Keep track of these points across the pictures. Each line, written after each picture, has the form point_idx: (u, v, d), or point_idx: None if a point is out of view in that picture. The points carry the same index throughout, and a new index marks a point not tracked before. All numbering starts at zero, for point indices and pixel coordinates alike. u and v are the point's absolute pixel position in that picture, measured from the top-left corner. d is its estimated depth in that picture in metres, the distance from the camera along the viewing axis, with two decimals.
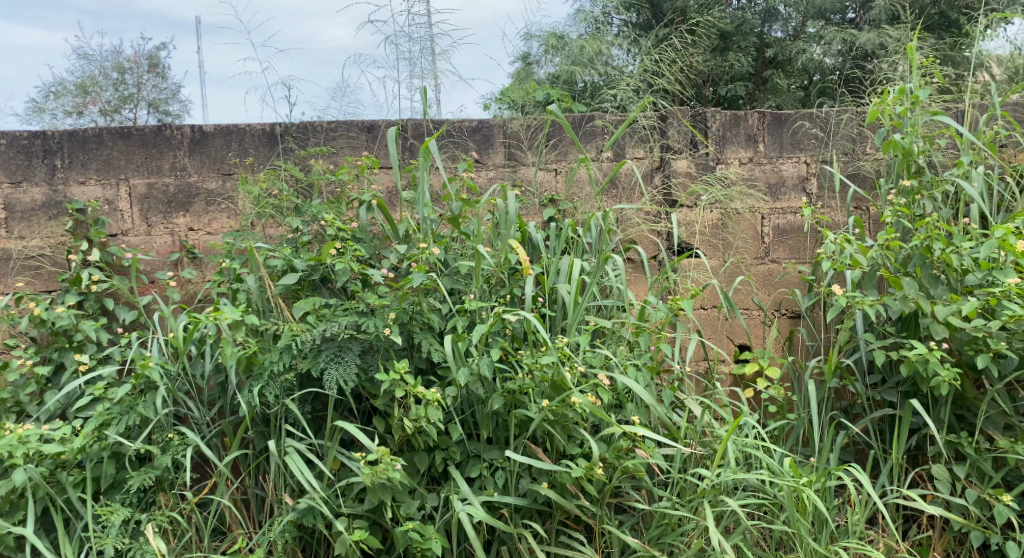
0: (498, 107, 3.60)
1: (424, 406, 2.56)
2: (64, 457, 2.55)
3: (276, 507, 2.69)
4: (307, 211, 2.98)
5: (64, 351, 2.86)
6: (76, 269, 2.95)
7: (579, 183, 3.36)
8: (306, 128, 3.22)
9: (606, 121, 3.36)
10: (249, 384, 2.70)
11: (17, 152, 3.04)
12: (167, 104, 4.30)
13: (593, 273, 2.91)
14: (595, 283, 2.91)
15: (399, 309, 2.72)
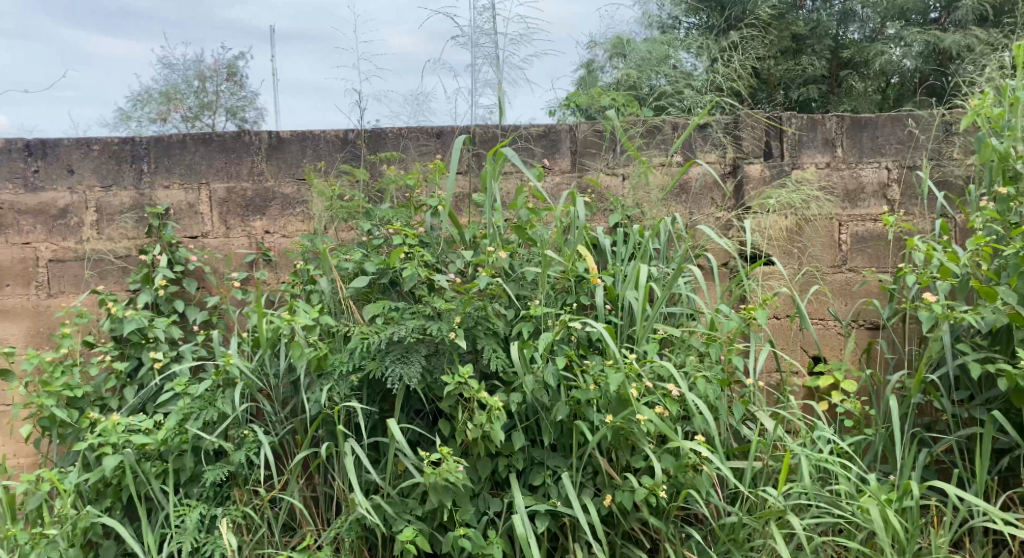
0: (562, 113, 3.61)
1: (486, 411, 2.57)
2: (149, 447, 2.64)
3: (344, 506, 2.73)
4: (378, 215, 3.04)
5: (143, 349, 2.96)
6: (149, 269, 3.06)
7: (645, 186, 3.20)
8: (377, 134, 3.27)
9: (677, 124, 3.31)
10: (320, 384, 2.76)
11: (108, 158, 3.16)
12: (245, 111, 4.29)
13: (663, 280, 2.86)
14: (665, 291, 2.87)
15: (465, 313, 2.74)
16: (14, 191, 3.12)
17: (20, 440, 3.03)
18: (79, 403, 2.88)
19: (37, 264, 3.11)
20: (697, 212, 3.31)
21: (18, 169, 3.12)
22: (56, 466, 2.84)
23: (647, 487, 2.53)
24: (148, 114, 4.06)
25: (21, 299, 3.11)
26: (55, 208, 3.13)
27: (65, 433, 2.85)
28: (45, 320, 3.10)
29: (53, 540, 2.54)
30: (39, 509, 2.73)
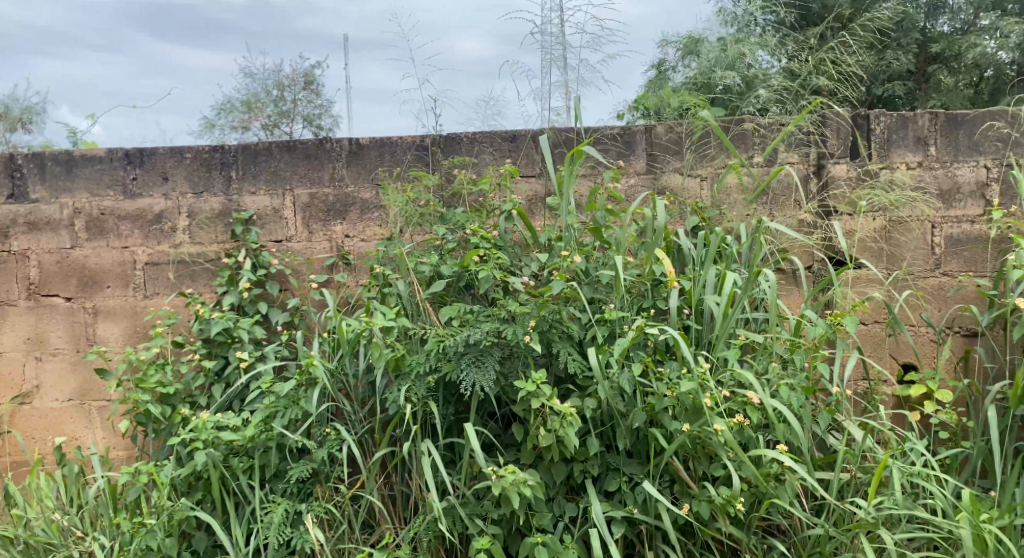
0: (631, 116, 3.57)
1: (559, 417, 2.54)
2: (237, 443, 2.71)
3: (421, 506, 2.74)
4: (453, 220, 3.07)
5: (229, 348, 3.06)
6: (234, 272, 3.15)
7: (727, 190, 3.22)
8: (453, 139, 3.30)
9: (760, 124, 3.22)
10: (398, 386, 2.78)
11: (199, 165, 3.26)
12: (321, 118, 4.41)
13: (745, 285, 2.77)
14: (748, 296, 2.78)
15: (539, 316, 2.71)
16: (113, 198, 3.23)
17: (118, 434, 3.15)
18: (171, 399, 2.99)
19: (134, 266, 3.22)
20: (778, 215, 3.22)
21: (117, 177, 3.23)
22: (152, 460, 2.96)
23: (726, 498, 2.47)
24: (231, 122, 4.11)
25: (119, 300, 3.22)
26: (150, 214, 3.24)
27: (159, 428, 2.96)
28: (141, 321, 3.21)
29: (151, 529, 2.64)
30: (137, 500, 2.84)
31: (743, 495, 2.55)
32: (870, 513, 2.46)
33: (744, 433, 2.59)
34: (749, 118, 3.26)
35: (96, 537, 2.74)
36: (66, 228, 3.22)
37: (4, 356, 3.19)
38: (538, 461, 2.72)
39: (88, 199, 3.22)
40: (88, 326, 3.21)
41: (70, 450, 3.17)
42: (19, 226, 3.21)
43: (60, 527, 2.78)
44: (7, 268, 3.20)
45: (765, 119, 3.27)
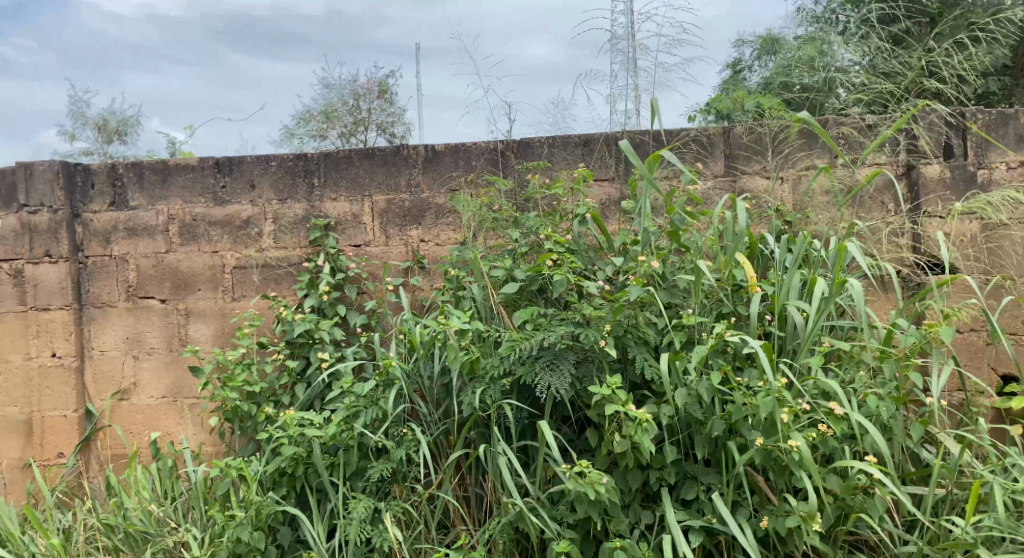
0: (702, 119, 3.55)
1: (635, 423, 2.54)
2: (320, 440, 2.81)
3: (496, 509, 2.78)
4: (525, 224, 3.09)
5: (310, 348, 3.16)
6: (314, 275, 3.26)
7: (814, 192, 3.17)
8: (528, 144, 3.33)
9: (850, 125, 3.15)
10: (472, 388, 2.80)
11: (284, 173, 3.37)
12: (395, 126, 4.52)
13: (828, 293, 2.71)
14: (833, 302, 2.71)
15: (615, 321, 2.71)
16: (204, 204, 3.38)
17: (208, 431, 3.30)
18: (256, 397, 3.12)
19: (223, 269, 3.37)
20: (867, 218, 3.14)
21: (208, 184, 3.38)
22: (239, 456, 3.08)
23: (809, 512, 2.42)
24: (309, 131, 4.36)
25: (209, 302, 3.36)
26: (238, 219, 3.38)
27: (246, 425, 3.09)
28: (229, 321, 3.35)
29: (239, 522, 2.75)
30: (226, 493, 2.97)
31: (827, 509, 2.50)
32: (968, 532, 2.40)
33: (829, 445, 2.54)
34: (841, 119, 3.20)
35: (187, 529, 2.88)
36: (161, 233, 3.37)
37: (104, 354, 3.36)
38: (614, 467, 2.71)
39: (181, 206, 3.37)
40: (180, 326, 3.36)
41: (164, 444, 3.33)
42: (118, 231, 3.37)
43: (155, 518, 2.93)
44: (108, 271, 3.37)
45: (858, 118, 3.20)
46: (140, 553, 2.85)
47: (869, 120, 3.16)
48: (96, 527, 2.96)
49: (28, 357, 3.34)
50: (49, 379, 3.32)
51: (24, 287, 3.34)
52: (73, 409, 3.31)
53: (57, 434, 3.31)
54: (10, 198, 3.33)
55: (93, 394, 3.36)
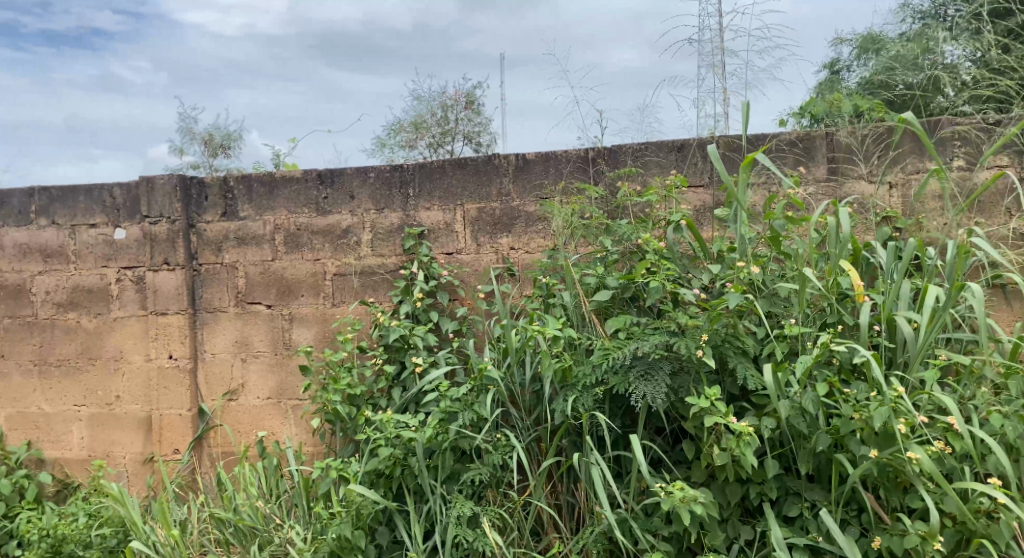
0: (796, 123, 3.48)
1: (735, 436, 2.51)
2: (418, 443, 2.90)
3: (589, 518, 2.79)
4: (618, 231, 3.09)
5: (405, 353, 3.26)
6: (409, 282, 3.37)
7: (926, 198, 3.08)
8: (618, 150, 3.34)
9: (965, 126, 3.02)
10: (564, 395, 2.82)
11: (381, 184, 3.49)
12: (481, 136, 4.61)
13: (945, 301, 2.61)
14: (948, 311, 2.61)
15: (712, 330, 2.68)
16: (307, 214, 3.52)
17: (309, 431, 3.44)
18: (356, 400, 3.23)
19: (324, 277, 3.50)
20: (987, 224, 3.01)
21: (311, 196, 3.52)
22: (339, 456, 3.20)
23: (927, 534, 2.35)
24: (399, 141, 4.48)
25: (312, 308, 3.50)
26: (339, 229, 3.51)
27: (346, 426, 3.21)
28: (330, 326, 3.48)
29: (342, 520, 2.85)
30: (328, 492, 3.09)
31: (945, 532, 2.42)
32: None
33: (946, 463, 2.47)
34: (952, 119, 3.07)
35: (292, 526, 3.01)
36: (268, 242, 3.54)
37: (216, 357, 3.55)
38: (711, 480, 2.68)
39: (287, 216, 3.53)
40: (284, 330, 3.52)
41: (269, 444, 3.49)
42: (229, 241, 3.56)
43: (262, 514, 3.07)
44: (220, 278, 3.56)
45: (972, 119, 3.07)
46: (248, 547, 2.99)
47: (988, 120, 3.03)
48: (209, 520, 3.13)
49: (148, 358, 3.55)
50: (166, 380, 3.53)
51: (145, 293, 3.56)
52: (188, 408, 3.51)
53: (173, 431, 3.51)
54: (133, 210, 3.56)
55: (206, 394, 3.55)
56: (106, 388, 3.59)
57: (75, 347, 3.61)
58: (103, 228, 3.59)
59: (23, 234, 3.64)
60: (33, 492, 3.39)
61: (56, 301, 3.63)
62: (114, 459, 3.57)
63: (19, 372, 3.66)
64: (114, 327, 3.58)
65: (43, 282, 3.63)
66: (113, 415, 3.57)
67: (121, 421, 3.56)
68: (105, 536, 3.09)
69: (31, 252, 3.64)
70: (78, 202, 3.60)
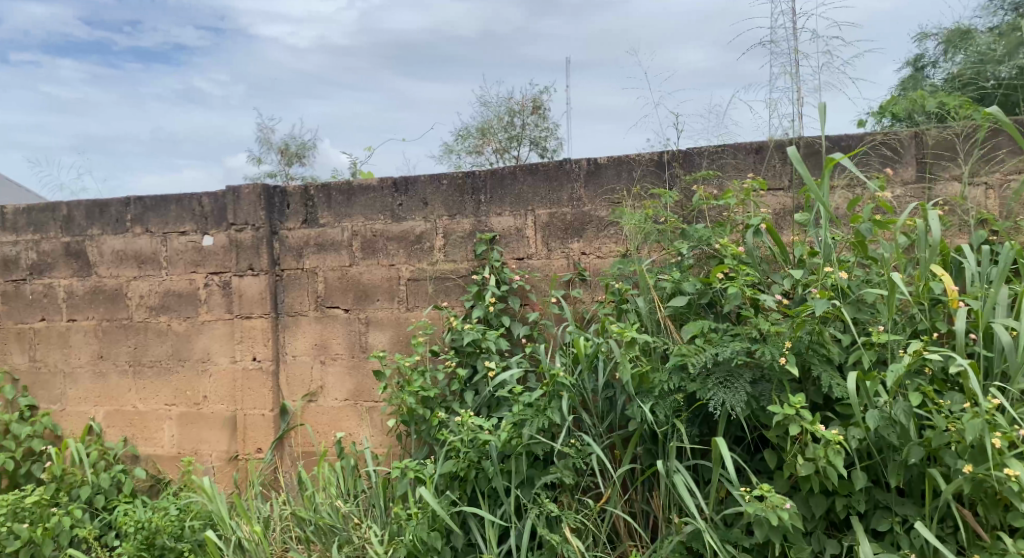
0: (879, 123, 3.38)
1: (823, 445, 2.46)
2: (493, 447, 2.91)
3: (666, 527, 2.76)
4: (693, 236, 3.05)
5: (477, 357, 3.29)
6: (481, 287, 3.40)
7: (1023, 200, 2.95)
8: (693, 154, 3.30)
9: None
10: (640, 401, 2.78)
11: (453, 190, 3.53)
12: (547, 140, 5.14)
13: None
14: None
15: (796, 337, 2.62)
16: (383, 221, 3.59)
17: (385, 433, 3.50)
18: (430, 403, 3.27)
19: (399, 282, 3.56)
20: None
21: (387, 203, 3.59)
22: (414, 459, 3.25)
23: None
24: (467, 147, 4.70)
25: (387, 312, 3.57)
26: (412, 235, 3.56)
27: (420, 429, 3.26)
28: (404, 330, 3.54)
29: (419, 521, 2.89)
30: (404, 493, 3.13)
31: None
32: None
33: None
34: None
35: (370, 526, 3.07)
36: (346, 248, 3.62)
37: (296, 359, 3.64)
38: (795, 492, 2.63)
39: (363, 223, 3.60)
40: (360, 334, 3.59)
41: (347, 445, 3.56)
42: (309, 247, 3.65)
43: (342, 513, 3.12)
44: (300, 283, 3.65)
45: None
46: (328, 546, 3.06)
47: None
48: (290, 517, 3.22)
49: (233, 360, 3.67)
50: (250, 381, 3.64)
51: (231, 297, 3.68)
52: (270, 409, 3.61)
53: (256, 431, 3.62)
54: (220, 218, 3.69)
55: (286, 395, 3.65)
56: (194, 388, 3.73)
57: (166, 348, 3.76)
58: (192, 235, 3.73)
59: (119, 241, 3.81)
60: (129, 486, 3.55)
61: (148, 305, 3.78)
62: (202, 457, 3.70)
63: (115, 373, 3.82)
64: (202, 330, 3.72)
65: (137, 287, 3.79)
66: (201, 415, 3.71)
67: (208, 420, 3.69)
68: (195, 530, 3.22)
69: (126, 259, 3.80)
70: (169, 210, 3.75)
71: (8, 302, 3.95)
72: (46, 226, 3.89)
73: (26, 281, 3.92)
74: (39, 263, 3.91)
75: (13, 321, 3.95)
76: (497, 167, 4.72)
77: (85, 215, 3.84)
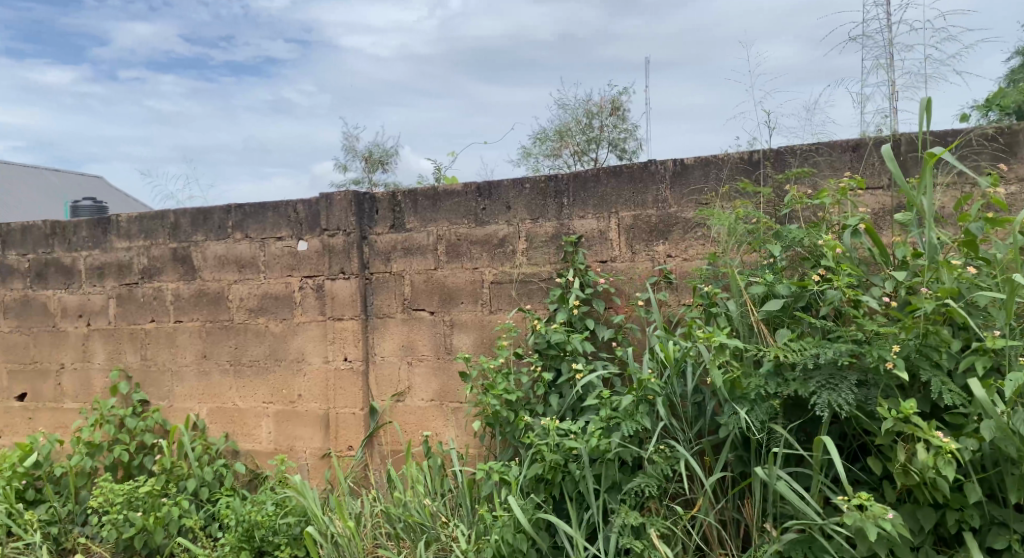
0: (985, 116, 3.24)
1: (934, 454, 2.39)
2: (579, 451, 2.92)
3: (760, 537, 2.71)
4: (786, 237, 2.99)
5: (561, 360, 3.31)
6: (565, 290, 3.41)
7: None
8: (783, 153, 3.24)
9: None
10: (734, 408, 2.73)
11: (537, 194, 3.56)
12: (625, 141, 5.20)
13: None
14: None
15: (904, 340, 2.55)
16: (467, 225, 3.65)
17: (471, 433, 3.56)
18: (515, 405, 3.30)
19: (483, 285, 3.62)
20: None
21: (471, 207, 3.65)
22: (500, 460, 3.30)
23: None
24: (546, 150, 4.75)
25: (471, 315, 3.63)
26: (496, 239, 3.61)
27: (505, 431, 3.29)
28: (489, 332, 3.60)
29: (504, 522, 2.93)
30: (491, 494, 3.18)
31: None
32: None
33: None
34: None
35: (457, 525, 3.12)
36: (431, 252, 3.70)
37: (385, 360, 3.74)
38: (902, 503, 2.56)
39: (448, 228, 3.68)
40: (445, 336, 3.66)
41: (434, 444, 3.64)
42: (396, 251, 3.75)
43: (430, 512, 3.19)
44: (388, 286, 3.76)
45: None
46: (416, 544, 3.13)
47: None
48: (381, 514, 3.31)
49: (326, 360, 3.80)
50: (341, 381, 3.76)
51: (324, 300, 3.81)
52: (360, 407, 3.72)
53: (347, 429, 3.74)
54: (314, 224, 3.83)
55: (376, 395, 3.76)
56: (290, 387, 3.87)
57: (264, 348, 3.92)
58: (288, 241, 3.88)
59: (221, 246, 4.00)
60: (230, 480, 3.72)
61: (248, 307, 3.96)
62: (297, 453, 3.84)
63: (217, 371, 4.01)
64: (297, 331, 3.86)
65: (237, 290, 3.97)
66: (296, 412, 3.85)
67: (303, 417, 3.83)
68: (290, 525, 3.33)
69: (228, 263, 3.99)
70: (267, 217, 3.91)
71: (122, 304, 4.19)
72: (156, 233, 4.11)
73: (138, 284, 4.15)
74: (149, 267, 4.13)
75: (126, 322, 4.19)
76: (575, 169, 4.74)
77: (191, 222, 4.05)
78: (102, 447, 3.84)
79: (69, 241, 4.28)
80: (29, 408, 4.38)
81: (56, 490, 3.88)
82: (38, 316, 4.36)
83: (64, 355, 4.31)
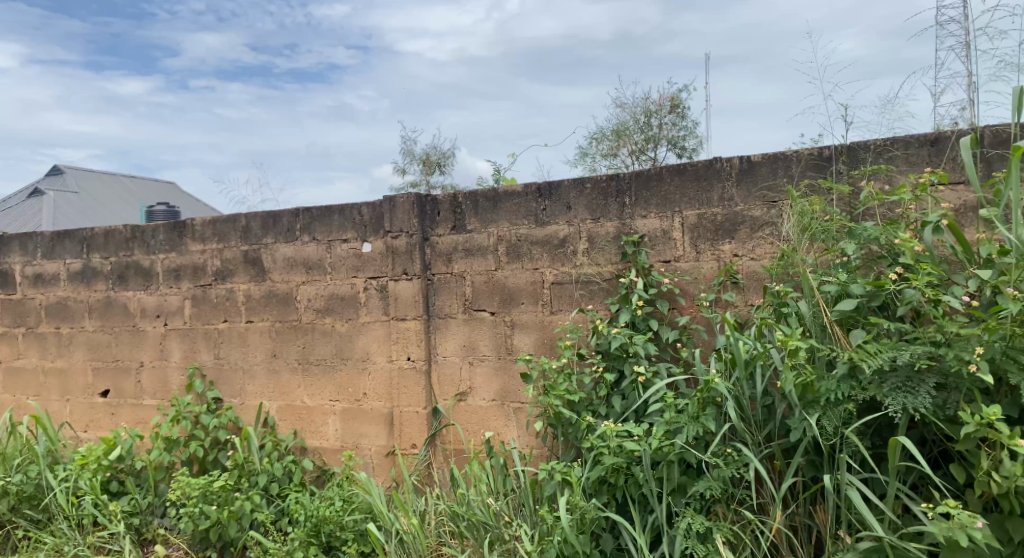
0: None
1: (1019, 463, 2.31)
2: (641, 453, 2.89)
3: (833, 544, 2.66)
4: (861, 234, 2.91)
5: (623, 361, 3.29)
6: (628, 290, 3.40)
7: None
8: (855, 149, 3.16)
9: None
10: (805, 412, 2.67)
11: (599, 194, 3.55)
12: (685, 139, 5.18)
13: None
14: None
15: (989, 342, 2.46)
16: (527, 226, 3.66)
17: (533, 434, 3.57)
18: (577, 406, 3.29)
19: (543, 285, 3.62)
20: None
21: (531, 208, 3.65)
22: (563, 461, 3.30)
23: None
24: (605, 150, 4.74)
25: (532, 315, 3.64)
26: (557, 239, 3.61)
27: (567, 432, 3.29)
28: (549, 333, 3.60)
29: (567, 523, 2.92)
30: (555, 494, 3.18)
31: None
32: None
33: None
34: None
35: (520, 525, 3.13)
36: (492, 253, 3.72)
37: (447, 360, 3.78)
38: (988, 513, 2.48)
39: (509, 229, 3.69)
40: (507, 336, 3.68)
41: (496, 444, 3.65)
42: (458, 252, 3.78)
43: (493, 511, 3.20)
44: (451, 287, 3.79)
45: None
46: (480, 543, 3.15)
47: None
48: (445, 513, 3.34)
49: (391, 359, 3.85)
50: (405, 380, 3.81)
51: (388, 301, 3.87)
52: (423, 407, 3.76)
53: (410, 427, 3.79)
54: (378, 226, 3.88)
55: (438, 395, 3.80)
56: (356, 385, 3.94)
57: (331, 348, 4.00)
58: (354, 243, 3.95)
59: (290, 248, 4.09)
60: (299, 476, 3.80)
61: (315, 307, 4.04)
62: (363, 450, 3.91)
63: (286, 370, 4.10)
64: (362, 330, 3.93)
65: (305, 291, 4.06)
66: (362, 410, 3.91)
67: (368, 415, 3.89)
68: (357, 520, 3.38)
69: (297, 265, 4.08)
70: (334, 220, 3.99)
71: (197, 305, 4.32)
72: (228, 236, 4.23)
73: (212, 286, 4.28)
74: (222, 269, 4.26)
75: (201, 322, 4.32)
76: (636, 168, 4.72)
77: (261, 225, 4.15)
78: (179, 443, 3.97)
79: (148, 245, 4.44)
80: (112, 405, 4.56)
81: (137, 483, 4.03)
82: (120, 317, 4.53)
83: (143, 354, 4.47)
